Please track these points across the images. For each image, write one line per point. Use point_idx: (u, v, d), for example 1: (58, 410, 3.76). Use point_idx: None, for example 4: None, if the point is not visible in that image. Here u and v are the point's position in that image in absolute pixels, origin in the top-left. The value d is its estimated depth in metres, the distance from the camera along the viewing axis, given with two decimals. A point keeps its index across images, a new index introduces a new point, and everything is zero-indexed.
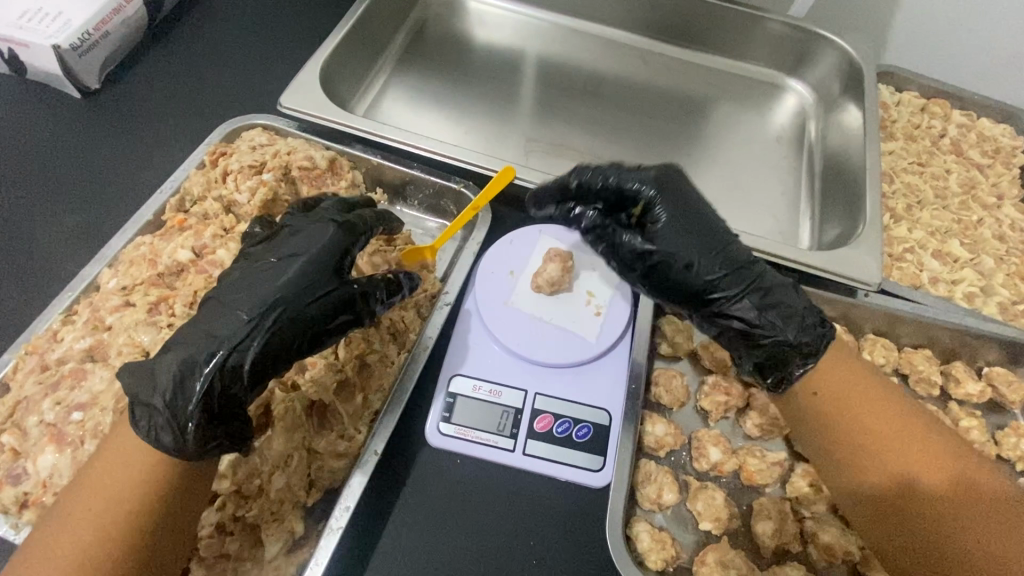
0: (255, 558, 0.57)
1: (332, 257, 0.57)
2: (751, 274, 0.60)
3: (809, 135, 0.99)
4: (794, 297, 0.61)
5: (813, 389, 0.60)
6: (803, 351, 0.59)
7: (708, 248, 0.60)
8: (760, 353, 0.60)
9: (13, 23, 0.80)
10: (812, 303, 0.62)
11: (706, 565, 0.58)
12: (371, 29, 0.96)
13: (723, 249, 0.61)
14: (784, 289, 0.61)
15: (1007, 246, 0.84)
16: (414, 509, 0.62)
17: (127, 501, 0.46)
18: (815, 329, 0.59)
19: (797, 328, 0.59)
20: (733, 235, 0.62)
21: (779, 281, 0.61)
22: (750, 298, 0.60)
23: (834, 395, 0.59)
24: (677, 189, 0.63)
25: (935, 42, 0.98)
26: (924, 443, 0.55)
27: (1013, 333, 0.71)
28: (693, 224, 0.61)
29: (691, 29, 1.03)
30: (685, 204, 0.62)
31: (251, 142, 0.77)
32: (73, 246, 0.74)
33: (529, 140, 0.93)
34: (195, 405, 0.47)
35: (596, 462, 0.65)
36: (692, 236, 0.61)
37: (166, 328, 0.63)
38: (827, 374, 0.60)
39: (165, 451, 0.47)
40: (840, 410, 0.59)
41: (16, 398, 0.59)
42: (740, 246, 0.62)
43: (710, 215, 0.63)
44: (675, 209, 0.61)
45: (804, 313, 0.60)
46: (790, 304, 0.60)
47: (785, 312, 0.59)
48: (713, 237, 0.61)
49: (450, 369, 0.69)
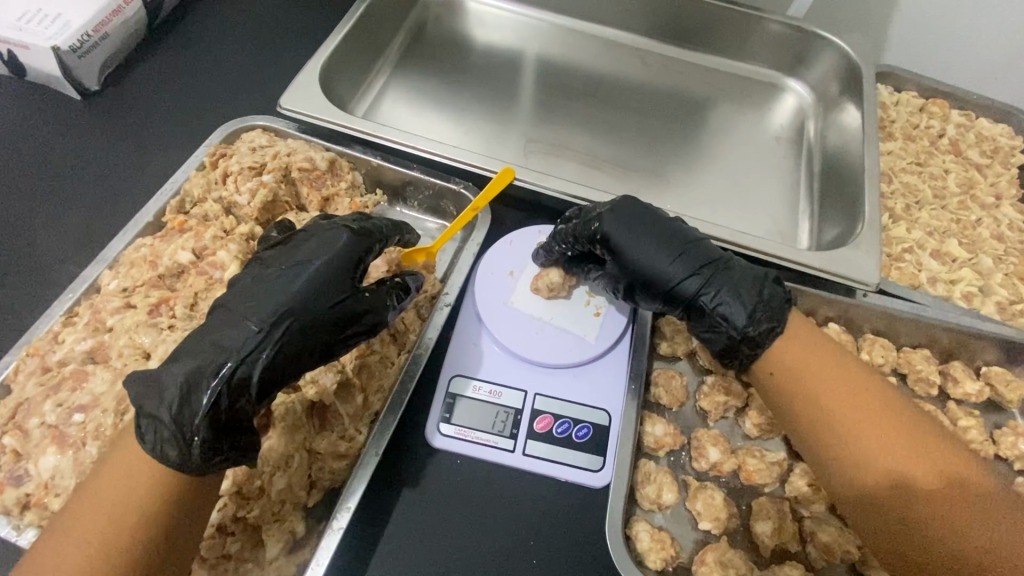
0: (256, 559, 0.57)
1: (344, 267, 0.57)
2: (702, 279, 0.63)
3: (808, 135, 0.99)
4: (749, 290, 0.62)
5: (770, 368, 0.62)
6: (753, 342, 0.61)
7: (659, 265, 0.64)
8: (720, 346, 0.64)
9: (13, 25, 0.80)
10: (773, 292, 0.62)
11: (705, 565, 0.59)
12: (370, 30, 0.96)
13: (676, 261, 0.64)
14: (738, 287, 0.62)
15: (1005, 246, 0.84)
16: (415, 508, 0.62)
17: (131, 513, 0.46)
18: (764, 321, 0.61)
19: (746, 321, 0.61)
20: (692, 242, 0.65)
21: (735, 277, 0.62)
22: (702, 299, 0.62)
23: (796, 376, 0.60)
24: (631, 215, 0.66)
25: (933, 42, 0.98)
26: (894, 426, 0.55)
27: (1011, 333, 0.71)
28: (645, 246, 0.65)
29: (690, 29, 1.03)
30: (638, 226, 0.66)
31: (251, 143, 0.77)
32: (73, 248, 0.74)
33: (528, 140, 0.93)
34: (202, 419, 0.47)
35: (596, 462, 0.65)
36: (644, 257, 0.65)
37: (166, 329, 0.63)
38: (811, 368, 0.60)
39: (170, 465, 0.47)
40: (802, 390, 0.59)
41: (18, 399, 0.60)
42: (698, 251, 0.64)
43: (666, 229, 0.66)
44: (628, 235, 0.65)
45: (757, 306, 0.61)
46: (741, 298, 0.61)
47: (733, 309, 0.61)
48: (666, 250, 0.64)
49: (451, 369, 0.69)
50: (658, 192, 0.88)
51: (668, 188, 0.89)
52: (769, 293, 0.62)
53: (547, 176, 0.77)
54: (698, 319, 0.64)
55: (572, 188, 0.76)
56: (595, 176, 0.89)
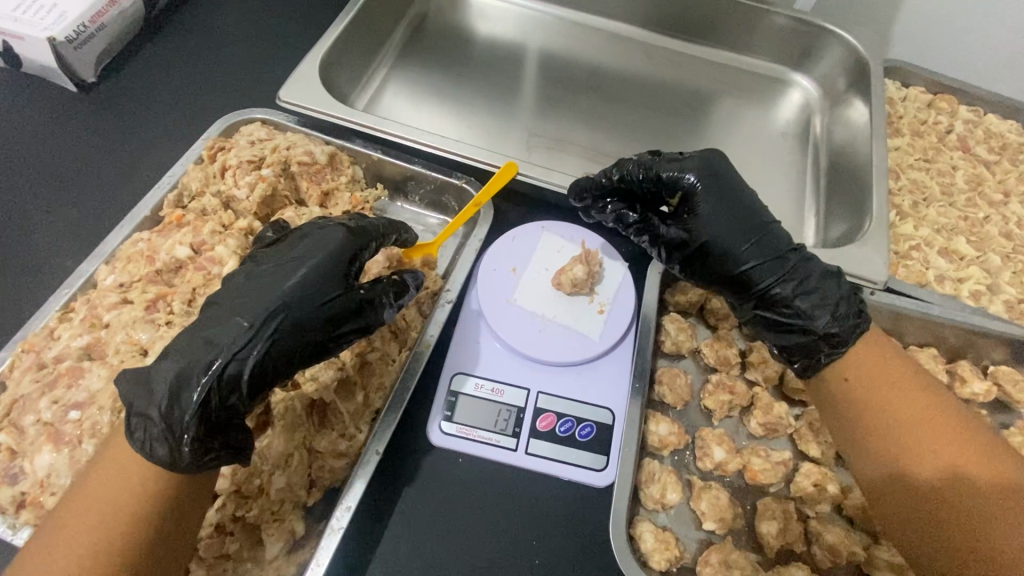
0: (255, 559, 0.57)
1: (338, 263, 0.56)
2: (786, 264, 0.62)
3: (815, 131, 0.98)
4: (832, 287, 0.62)
5: (844, 374, 0.61)
6: (832, 339, 0.61)
7: (744, 241, 0.63)
8: (788, 339, 0.63)
9: (8, 15, 0.78)
10: (851, 292, 0.63)
11: (710, 565, 0.58)
12: (370, 21, 0.94)
13: (759, 240, 0.63)
14: (821, 280, 0.62)
15: (1014, 244, 0.83)
16: (416, 508, 0.61)
17: (120, 512, 0.45)
18: (847, 319, 0.61)
19: (828, 316, 0.61)
20: (774, 225, 0.65)
21: (818, 270, 0.63)
22: (785, 286, 0.62)
23: (868, 383, 0.60)
24: (721, 181, 0.66)
25: (943, 38, 0.97)
26: (956, 435, 0.54)
27: (1020, 333, 0.70)
28: (729, 215, 0.64)
29: (694, 22, 1.02)
30: (727, 198, 0.65)
31: (250, 136, 0.76)
32: (69, 242, 0.73)
33: (531, 135, 0.92)
34: (191, 417, 0.46)
35: (600, 461, 0.64)
36: (727, 227, 0.64)
37: (164, 326, 0.62)
38: (860, 364, 0.61)
39: (159, 464, 0.46)
40: (874, 398, 0.59)
41: (13, 396, 0.59)
42: (780, 237, 0.64)
43: (751, 210, 0.65)
44: (714, 200, 0.65)
45: (838, 304, 0.61)
46: (825, 292, 0.61)
47: (815, 301, 0.61)
48: (748, 231, 0.64)
49: (454, 367, 0.69)
50: None
51: None
52: (849, 291, 0.62)
53: (551, 171, 0.76)
54: (770, 306, 0.63)
55: None
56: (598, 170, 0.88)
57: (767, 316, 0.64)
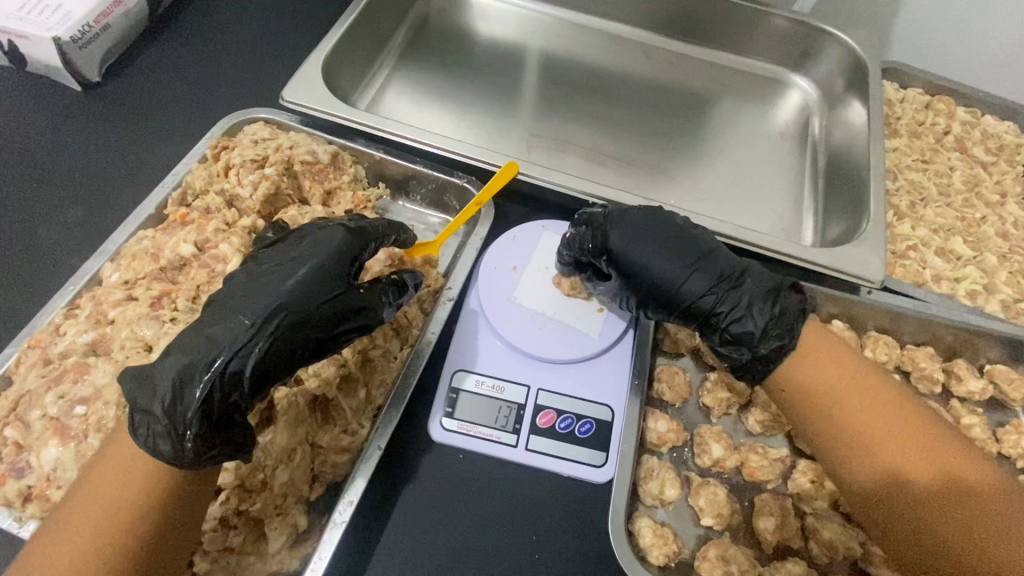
0: (258, 553, 0.57)
1: (339, 262, 0.57)
2: (713, 298, 0.62)
3: (814, 132, 0.98)
4: (762, 308, 0.61)
5: (781, 385, 0.62)
6: (765, 361, 0.61)
7: (671, 286, 0.63)
8: (726, 358, 0.64)
9: (13, 15, 0.79)
10: (784, 304, 0.61)
11: (708, 560, 0.59)
12: (372, 21, 0.95)
13: (687, 271, 0.63)
14: (750, 304, 0.61)
15: (1010, 244, 0.84)
16: (418, 503, 0.62)
17: (122, 509, 0.46)
18: (777, 338, 0.61)
19: (760, 341, 0.61)
20: (699, 258, 0.64)
21: (746, 295, 0.61)
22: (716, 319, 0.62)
23: (812, 391, 0.60)
24: (636, 231, 0.65)
25: (941, 39, 0.98)
26: (913, 433, 0.55)
27: (1014, 332, 0.71)
28: (659, 251, 0.64)
29: (695, 23, 1.02)
30: (645, 247, 0.64)
31: (253, 136, 0.76)
32: (74, 239, 0.74)
33: (532, 135, 0.92)
34: (194, 413, 0.47)
35: (599, 458, 0.65)
36: (653, 268, 0.64)
37: (168, 322, 0.63)
38: (804, 369, 0.61)
39: (163, 459, 0.47)
40: (821, 407, 0.59)
41: (19, 392, 0.59)
42: (706, 267, 0.63)
43: (674, 248, 0.64)
44: (633, 253, 0.64)
45: (769, 323, 0.61)
46: (755, 318, 0.61)
47: (747, 328, 0.61)
48: (672, 272, 0.63)
49: (456, 364, 0.69)
50: (662, 187, 0.88)
51: (672, 182, 0.88)
52: (780, 307, 0.61)
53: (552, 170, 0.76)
54: (711, 338, 0.64)
55: (575, 182, 0.75)
56: (598, 170, 0.89)
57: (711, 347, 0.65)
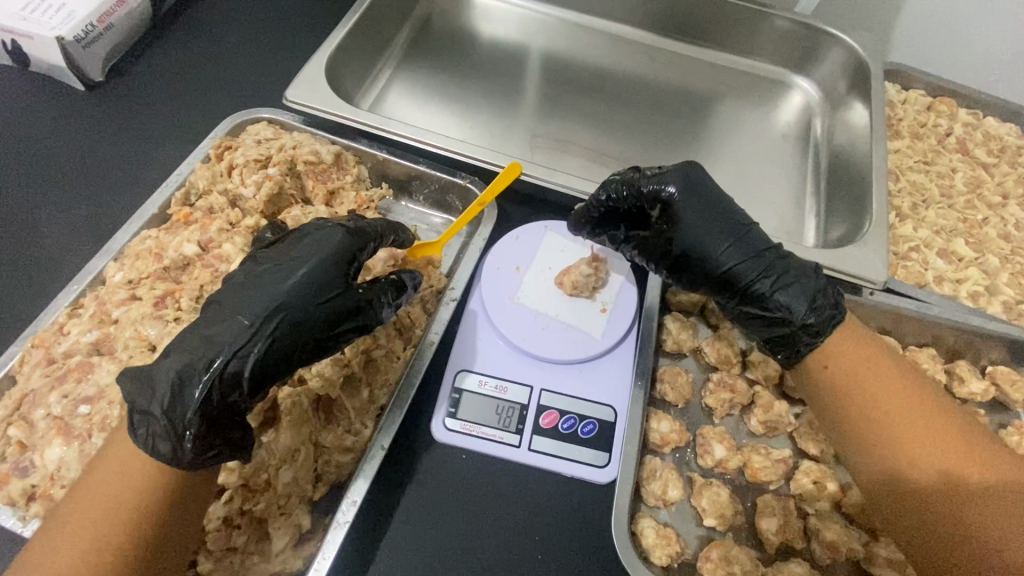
0: (262, 552, 0.57)
1: (338, 263, 0.57)
2: (763, 261, 0.64)
3: (815, 133, 0.99)
4: (809, 279, 0.63)
5: (824, 361, 0.62)
6: (810, 330, 0.61)
7: (724, 243, 0.64)
8: (772, 331, 0.64)
9: (17, 14, 0.79)
10: (828, 284, 0.64)
11: (711, 561, 0.59)
12: (375, 22, 0.95)
13: (740, 235, 0.65)
14: (799, 273, 0.63)
15: (1012, 246, 0.84)
16: (421, 503, 0.62)
17: (121, 510, 0.46)
18: (825, 309, 0.62)
19: (806, 306, 0.61)
20: (750, 227, 0.66)
21: (795, 265, 0.64)
22: (764, 280, 0.63)
23: (845, 376, 0.60)
24: (698, 189, 0.67)
25: (942, 41, 0.98)
26: (934, 430, 0.55)
27: (1016, 333, 0.71)
28: (715, 216, 0.66)
29: (697, 23, 1.02)
30: (704, 206, 0.66)
31: (257, 136, 0.76)
32: (78, 239, 0.74)
33: (534, 135, 0.93)
34: (193, 414, 0.47)
35: (602, 458, 0.65)
36: (709, 225, 0.65)
37: (172, 322, 0.63)
38: (839, 355, 0.62)
39: (162, 460, 0.47)
40: (850, 392, 0.60)
41: (23, 391, 0.59)
42: (757, 236, 0.65)
43: (729, 213, 0.66)
44: (694, 208, 0.66)
45: (816, 295, 0.62)
46: (804, 285, 0.62)
47: (794, 294, 0.62)
48: (726, 234, 0.65)
49: (458, 364, 0.69)
50: None
51: None
52: (825, 283, 0.63)
53: (554, 171, 0.77)
54: (752, 302, 0.64)
55: (576, 183, 0.76)
56: (601, 170, 0.89)
57: (750, 311, 0.65)
